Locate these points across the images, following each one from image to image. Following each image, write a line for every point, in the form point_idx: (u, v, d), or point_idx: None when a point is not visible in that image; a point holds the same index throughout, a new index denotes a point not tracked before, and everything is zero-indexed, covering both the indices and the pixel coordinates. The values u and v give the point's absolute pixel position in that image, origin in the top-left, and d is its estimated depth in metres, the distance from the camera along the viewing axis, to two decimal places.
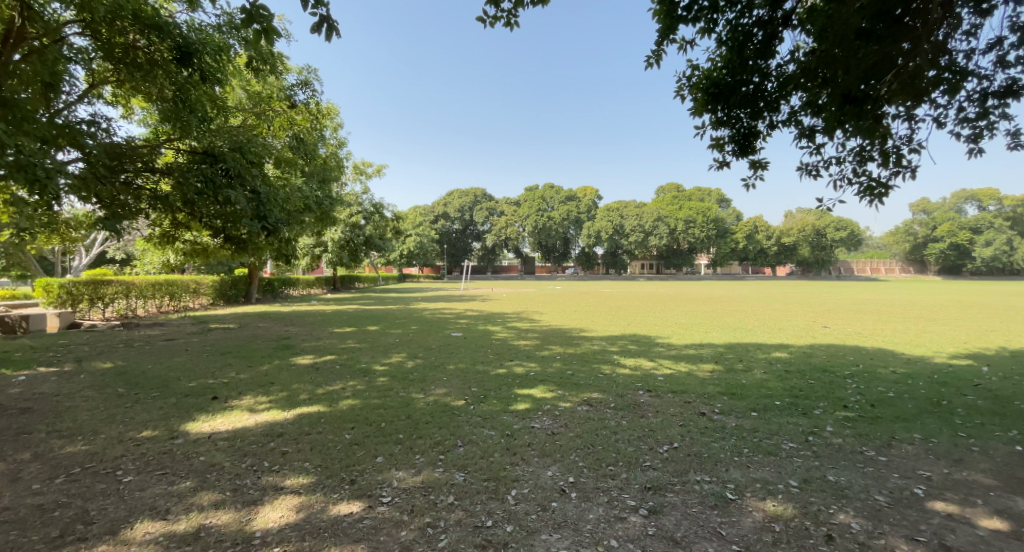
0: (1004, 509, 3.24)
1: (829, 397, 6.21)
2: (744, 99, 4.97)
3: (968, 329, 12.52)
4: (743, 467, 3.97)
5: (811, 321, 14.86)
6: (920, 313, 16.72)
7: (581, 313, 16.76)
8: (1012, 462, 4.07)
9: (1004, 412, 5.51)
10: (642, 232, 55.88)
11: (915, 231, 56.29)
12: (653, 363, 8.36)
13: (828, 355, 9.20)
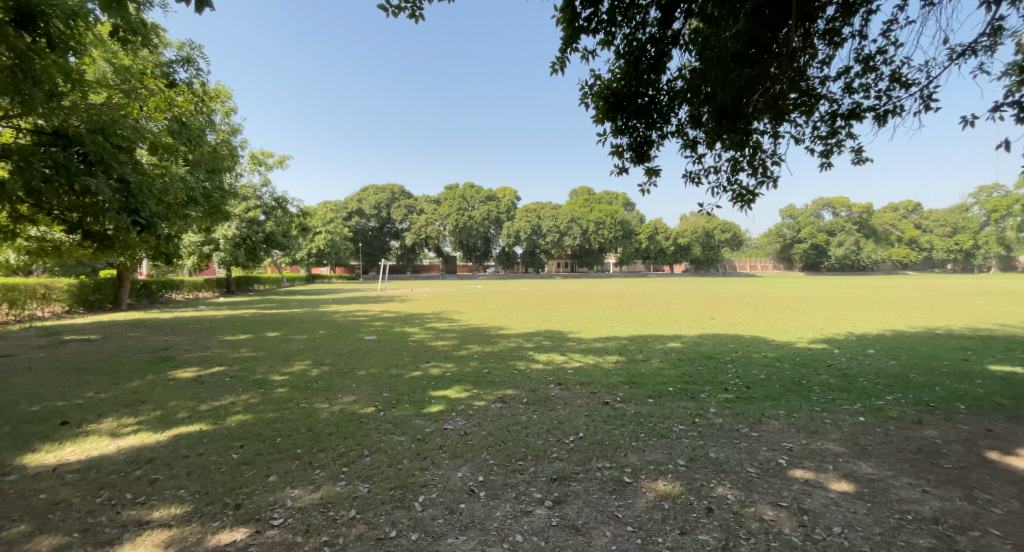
0: (843, 470, 3.86)
1: (714, 381, 6.97)
2: (640, 109, 5.35)
3: (821, 318, 14.82)
4: (640, 451, 4.29)
5: (702, 313, 16.55)
6: (786, 304, 19.45)
7: (498, 311, 16.96)
8: (850, 429, 4.88)
9: (845, 386, 6.59)
10: (559, 232, 58.17)
11: (784, 234, 65.44)
12: (564, 358, 8.72)
13: (715, 344, 10.30)
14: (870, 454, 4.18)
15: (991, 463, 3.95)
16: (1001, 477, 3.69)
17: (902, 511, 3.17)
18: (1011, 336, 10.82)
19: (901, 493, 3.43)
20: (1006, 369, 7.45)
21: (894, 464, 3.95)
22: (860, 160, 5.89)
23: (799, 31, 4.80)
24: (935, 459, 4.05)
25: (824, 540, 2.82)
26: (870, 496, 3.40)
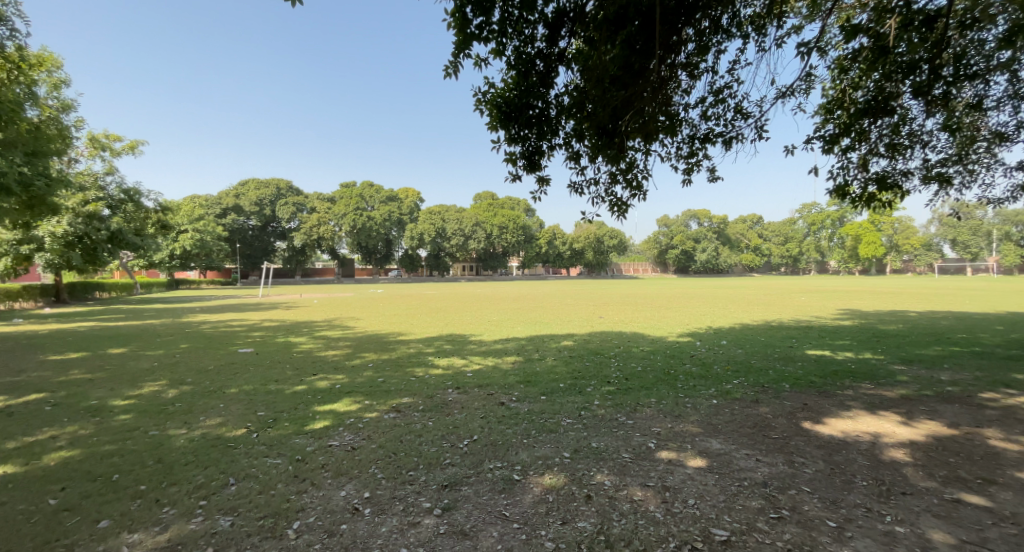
0: (700, 448, 4.43)
1: (600, 375, 7.55)
2: (531, 120, 5.59)
3: (689, 314, 16.92)
4: (530, 447, 4.45)
5: (593, 313, 17.82)
6: (662, 303, 21.84)
7: (396, 316, 16.37)
8: (706, 411, 5.63)
9: (705, 374, 7.60)
10: (462, 236, 58.24)
11: (663, 240, 73.48)
12: (463, 361, 8.73)
13: (603, 341, 11.16)
14: (721, 432, 4.86)
15: (805, 431, 4.85)
16: (811, 441, 4.55)
17: (741, 478, 3.73)
18: (822, 326, 13.48)
19: (742, 463, 4.04)
20: (818, 352, 9.25)
21: (738, 439, 4.65)
22: (713, 177, 6.81)
23: (665, 61, 5.41)
24: (767, 431, 4.86)
25: (681, 512, 3.20)
26: (719, 469, 3.94)
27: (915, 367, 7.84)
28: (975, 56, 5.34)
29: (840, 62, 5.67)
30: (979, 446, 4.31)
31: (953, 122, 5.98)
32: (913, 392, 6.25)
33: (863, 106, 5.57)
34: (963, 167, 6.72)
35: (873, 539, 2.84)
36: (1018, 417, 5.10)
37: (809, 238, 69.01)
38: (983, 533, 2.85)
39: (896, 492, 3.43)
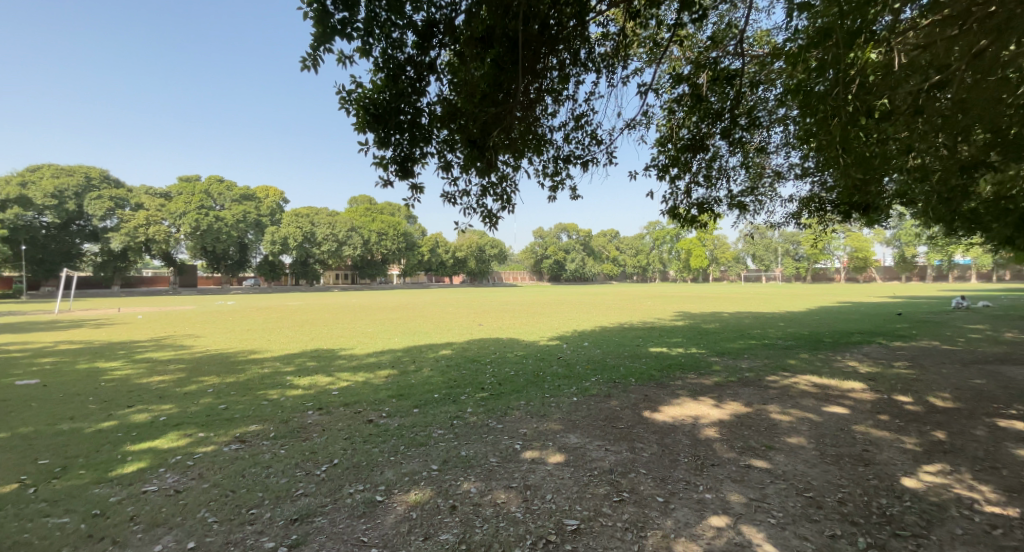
0: (560, 445, 4.75)
1: (474, 382, 7.65)
2: (401, 125, 5.43)
3: (558, 320, 18.20)
4: (396, 464, 4.28)
5: (471, 320, 18.03)
6: (535, 310, 23.13)
7: (249, 332, 14.37)
8: (568, 408, 6.09)
9: (569, 374, 8.24)
10: (335, 241, 54.11)
11: (538, 250, 78.28)
12: (328, 378, 8.05)
13: (478, 348, 11.34)
14: (578, 427, 5.29)
15: (646, 419, 5.57)
16: (649, 428, 5.24)
17: (593, 469, 4.11)
18: (663, 326, 15.71)
19: (594, 455, 4.46)
20: (659, 349, 10.75)
21: (593, 432, 5.12)
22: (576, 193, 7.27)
23: (531, 84, 5.73)
24: (616, 423, 5.45)
25: (539, 508, 3.38)
26: (575, 462, 4.29)
27: (725, 358, 9.62)
28: (761, 112, 6.78)
29: (669, 104, 6.71)
30: (764, 419, 5.46)
31: (748, 162, 7.50)
32: (724, 379, 7.64)
33: (687, 143, 6.64)
34: (755, 198, 8.47)
35: (690, 507, 3.36)
36: (788, 394, 6.61)
37: (657, 251, 80.12)
38: (763, 490, 3.60)
39: (708, 464, 4.14)
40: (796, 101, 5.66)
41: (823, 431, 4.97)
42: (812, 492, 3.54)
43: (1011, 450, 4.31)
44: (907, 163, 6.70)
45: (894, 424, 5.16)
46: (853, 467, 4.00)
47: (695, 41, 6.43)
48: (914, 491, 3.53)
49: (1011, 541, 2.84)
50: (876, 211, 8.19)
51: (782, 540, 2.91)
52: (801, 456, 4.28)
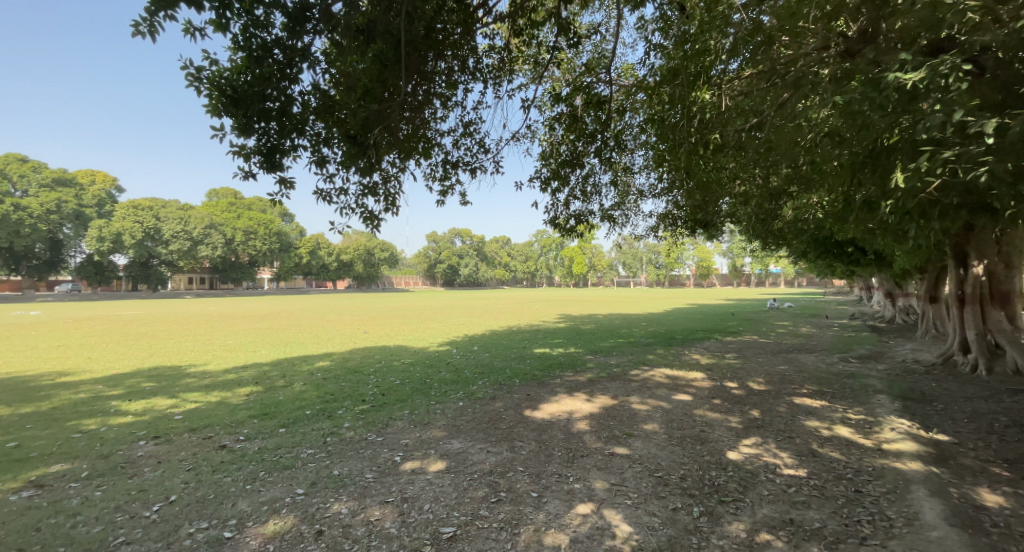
0: (442, 452, 4.70)
1: (354, 394, 7.17)
2: (267, 113, 4.83)
3: (447, 325, 18.08)
4: (253, 493, 3.79)
5: (354, 328, 16.95)
6: (423, 315, 22.65)
7: (59, 350, 11.52)
8: (452, 414, 6.06)
9: (455, 379, 8.21)
10: (189, 239, 46.49)
11: (430, 255, 77.06)
12: (171, 400, 6.83)
13: (360, 357, 10.69)
14: (461, 432, 5.30)
15: (526, 418, 5.81)
16: (529, 426, 5.48)
17: (472, 472, 4.14)
18: (547, 328, 16.61)
19: (475, 458, 4.50)
20: (542, 351, 11.33)
21: (475, 436, 5.17)
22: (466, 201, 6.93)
23: (418, 86, 5.60)
24: (498, 424, 5.60)
25: (415, 520, 3.29)
26: (456, 468, 4.27)
27: (599, 356, 10.53)
28: (628, 136, 7.58)
29: (550, 122, 7.12)
30: (627, 409, 6.09)
31: (618, 180, 8.31)
32: (596, 375, 8.35)
33: (566, 158, 7.08)
34: (623, 212, 9.42)
35: (561, 498, 3.59)
36: (647, 386, 7.49)
37: (544, 258, 84.55)
38: (623, 474, 4.00)
39: (578, 456, 4.47)
40: (654, 129, 6.43)
41: (672, 417, 5.73)
42: (661, 472, 4.04)
43: (801, 421, 5.47)
44: (736, 188, 8.09)
45: (725, 406, 6.17)
46: (693, 446, 4.67)
47: (573, 65, 6.92)
48: (736, 461, 4.25)
49: (797, 494, 3.58)
50: (713, 226, 9.72)
51: (636, 518, 3.26)
52: (654, 441, 4.87)
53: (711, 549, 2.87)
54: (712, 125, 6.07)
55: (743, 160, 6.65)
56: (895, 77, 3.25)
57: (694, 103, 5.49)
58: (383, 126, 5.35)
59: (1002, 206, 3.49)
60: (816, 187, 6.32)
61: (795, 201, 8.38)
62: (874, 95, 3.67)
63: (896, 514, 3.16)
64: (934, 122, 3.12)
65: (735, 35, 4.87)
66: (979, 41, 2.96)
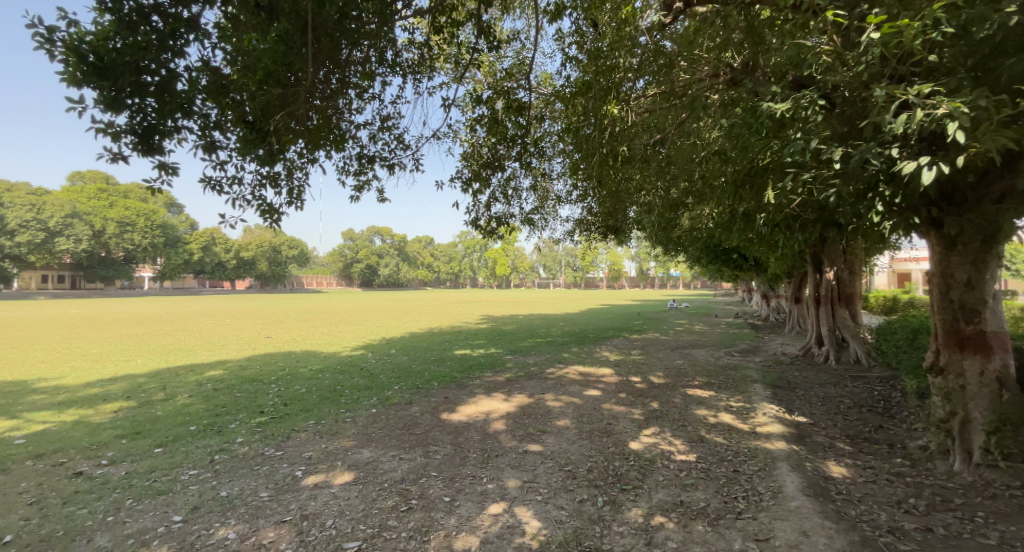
0: (349, 462, 4.44)
1: (250, 406, 6.51)
2: (144, 90, 3.84)
3: (363, 327, 17.23)
4: (116, 525, 3.26)
5: (256, 333, 15.44)
6: (337, 318, 21.35)
7: None
8: (363, 421, 5.77)
9: (369, 384, 7.84)
10: (42, 229, 39.00)
11: (345, 253, 72.95)
12: (7, 423, 5.63)
13: (261, 365, 9.75)
14: (373, 440, 5.06)
15: (442, 421, 5.72)
16: (444, 429, 5.40)
17: (382, 481, 3.97)
18: (467, 330, 16.56)
19: (386, 466, 4.31)
20: (462, 352, 11.26)
21: (387, 443, 4.96)
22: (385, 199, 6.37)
23: (331, 74, 5.26)
24: (413, 429, 5.44)
25: (316, 538, 3.07)
26: (364, 478, 4.06)
27: (517, 356, 10.73)
28: (546, 143, 7.79)
29: (470, 124, 7.02)
30: (541, 407, 6.27)
31: (537, 185, 8.51)
32: (514, 375, 8.49)
33: (486, 161, 7.06)
34: (542, 215, 9.68)
35: (473, 500, 3.57)
36: (561, 383, 7.79)
37: (466, 259, 84.27)
38: (535, 471, 4.10)
39: (492, 456, 4.49)
40: (570, 138, 6.64)
41: (583, 412, 6.01)
42: (570, 466, 4.21)
43: (693, 410, 6.05)
44: (642, 198, 8.73)
45: (630, 400, 6.63)
46: (600, 439, 4.94)
47: (494, 69, 6.95)
48: (637, 451, 4.58)
49: (688, 477, 3.94)
50: (623, 232, 10.38)
51: (545, 513, 3.35)
52: (565, 436, 5.07)
53: (613, 536, 3.04)
54: (620, 137, 6.27)
55: (648, 172, 7.17)
56: (770, 106, 3.71)
57: (607, 116, 5.65)
58: (286, 112, 4.88)
59: (847, 223, 4.14)
60: (707, 200, 7.02)
61: (691, 212, 9.25)
62: (754, 121, 4.15)
63: (765, 488, 3.61)
64: (799, 147, 3.60)
65: (642, 54, 5.23)
66: (831, 81, 3.49)
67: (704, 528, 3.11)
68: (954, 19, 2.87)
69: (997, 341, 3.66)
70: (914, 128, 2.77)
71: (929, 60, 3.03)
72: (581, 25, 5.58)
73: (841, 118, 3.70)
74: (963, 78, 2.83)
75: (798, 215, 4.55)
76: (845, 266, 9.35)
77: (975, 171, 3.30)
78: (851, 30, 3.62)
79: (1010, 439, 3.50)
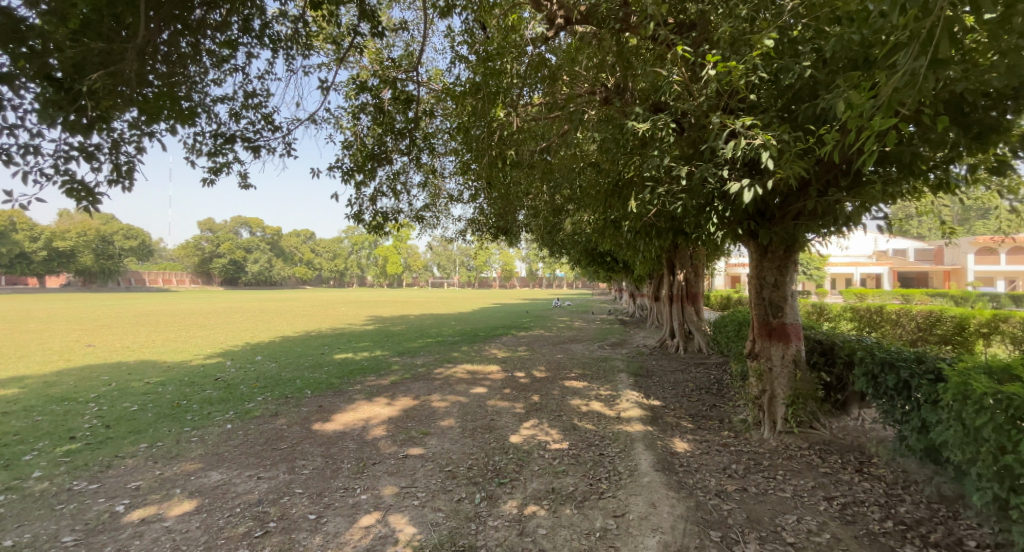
0: (193, 489, 3.81)
1: (55, 431, 5.20)
2: None
3: (224, 332, 15.02)
4: None
5: (71, 341, 12.44)
6: (189, 321, 18.26)
7: None
8: (215, 440, 5.01)
9: (226, 397, 6.83)
10: None
11: (203, 247, 63.11)
12: None
13: (75, 380, 7.87)
14: (225, 461, 4.41)
15: (313, 432, 5.23)
16: (315, 441, 4.95)
17: (234, 506, 3.48)
18: (350, 331, 15.48)
19: (240, 488, 3.80)
20: (342, 356, 10.48)
21: (244, 462, 4.37)
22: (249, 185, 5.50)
23: (177, 35, 4.29)
24: (277, 443, 4.88)
25: None
26: (211, 505, 3.52)
27: (404, 357, 10.35)
28: (438, 140, 7.60)
29: (353, 112, 6.41)
30: (425, 408, 6.13)
31: (428, 183, 8.27)
32: (399, 377, 8.17)
33: (371, 151, 6.54)
34: (432, 213, 9.46)
35: (342, 514, 3.33)
36: (448, 382, 7.73)
37: (352, 256, 79.05)
38: (413, 475, 3.98)
39: (368, 464, 4.25)
40: (460, 137, 6.51)
41: (467, 410, 6.03)
42: (450, 466, 4.18)
43: (569, 401, 6.47)
44: (529, 201, 9.07)
45: (513, 395, 6.84)
46: (482, 436, 4.99)
47: (382, 57, 6.54)
48: (516, 444, 4.73)
49: (560, 465, 4.19)
50: (513, 233, 10.66)
51: (420, 518, 3.26)
52: (447, 436, 5.02)
53: (487, 531, 3.09)
54: (508, 142, 6.29)
55: (535, 176, 7.40)
56: (633, 124, 4.11)
57: (494, 120, 5.77)
58: (111, 72, 3.71)
59: (692, 232, 4.79)
60: (586, 207, 7.55)
61: (574, 217, 9.85)
62: (621, 136, 4.56)
63: (625, 468, 4.01)
64: (657, 163, 4.04)
65: (527, 63, 5.48)
66: (681, 108, 3.98)
67: (571, 511, 3.33)
68: (767, 68, 3.51)
69: (793, 331, 4.56)
70: (739, 153, 3.30)
71: (750, 99, 3.66)
72: (472, 26, 5.51)
73: (688, 141, 4.25)
74: (773, 116, 3.46)
75: (655, 224, 5.13)
76: (692, 269, 10.88)
77: (780, 193, 4.06)
78: (696, 65, 4.18)
79: (800, 408, 4.42)
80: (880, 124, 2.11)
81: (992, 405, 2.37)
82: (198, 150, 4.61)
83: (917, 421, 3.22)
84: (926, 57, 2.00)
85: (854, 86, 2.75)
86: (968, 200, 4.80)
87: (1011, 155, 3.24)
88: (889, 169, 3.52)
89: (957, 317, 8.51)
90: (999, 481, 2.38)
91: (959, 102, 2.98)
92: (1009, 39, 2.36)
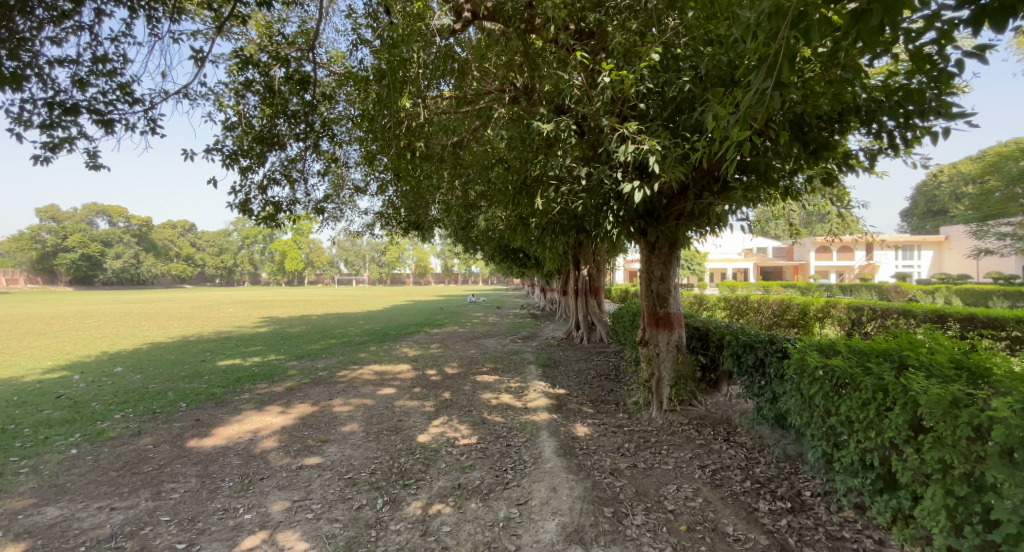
0: (19, 530, 3.12)
1: None
2: None
3: (70, 341, 12.47)
4: None
5: None
6: (21, 329, 14.90)
7: None
8: (53, 469, 4.16)
9: (71, 417, 5.72)
10: None
11: (43, 239, 52.25)
12: None
13: None
14: (67, 493, 3.68)
15: (187, 450, 4.59)
16: (189, 460, 4.37)
17: (76, 545, 2.92)
18: (240, 335, 13.86)
19: (86, 523, 3.20)
20: (228, 362, 9.36)
21: (93, 492, 3.69)
22: (99, 166, 4.60)
23: None
24: (139, 467, 4.20)
25: None
26: (45, 547, 2.92)
27: (303, 361, 9.54)
28: (340, 127, 7.06)
29: (238, 87, 5.67)
30: (325, 414, 5.73)
31: (329, 173, 7.65)
32: (296, 383, 7.53)
33: (259, 133, 5.81)
34: (335, 205, 8.81)
35: (220, 539, 2.98)
36: (353, 385, 7.31)
37: (243, 251, 71.07)
38: (308, 487, 3.68)
39: (255, 480, 3.85)
40: (365, 125, 6.08)
41: (373, 413, 5.76)
42: (350, 473, 3.96)
43: (480, 395, 6.51)
44: (440, 197, 8.86)
45: (423, 393, 6.69)
46: (388, 438, 4.80)
47: (273, 32, 5.84)
48: (423, 443, 4.63)
49: (467, 460, 4.19)
50: (425, 228, 10.35)
51: (314, 531, 3.03)
52: (350, 442, 4.74)
53: (388, 536, 2.97)
54: (417, 133, 6.00)
55: (445, 170, 7.12)
56: (538, 124, 4.20)
57: (400, 109, 5.42)
58: None
59: (592, 230, 5.07)
60: (497, 203, 7.54)
61: (486, 213, 9.80)
62: (527, 136, 4.65)
63: (529, 456, 4.14)
64: (559, 162, 4.18)
65: (434, 54, 5.26)
66: (580, 111, 4.15)
67: (476, 505, 3.35)
68: (654, 80, 3.83)
69: (677, 319, 5.06)
70: (630, 156, 3.55)
71: (639, 106, 3.97)
72: (375, 9, 5.16)
73: (588, 144, 4.47)
74: (658, 124, 3.78)
75: (559, 222, 5.36)
76: (594, 265, 11.56)
77: (665, 195, 4.46)
78: (594, 71, 4.40)
79: (682, 388, 4.93)
80: (739, 134, 2.40)
81: (822, 376, 2.86)
82: (26, 121, 3.71)
83: (770, 393, 3.79)
84: (774, 78, 2.31)
85: (721, 101, 3.10)
86: (809, 206, 5.72)
87: (838, 170, 3.92)
88: (751, 177, 4.03)
89: (801, 304, 10.20)
90: (826, 439, 2.88)
91: (800, 123, 3.54)
92: (835, 73, 2.84)
